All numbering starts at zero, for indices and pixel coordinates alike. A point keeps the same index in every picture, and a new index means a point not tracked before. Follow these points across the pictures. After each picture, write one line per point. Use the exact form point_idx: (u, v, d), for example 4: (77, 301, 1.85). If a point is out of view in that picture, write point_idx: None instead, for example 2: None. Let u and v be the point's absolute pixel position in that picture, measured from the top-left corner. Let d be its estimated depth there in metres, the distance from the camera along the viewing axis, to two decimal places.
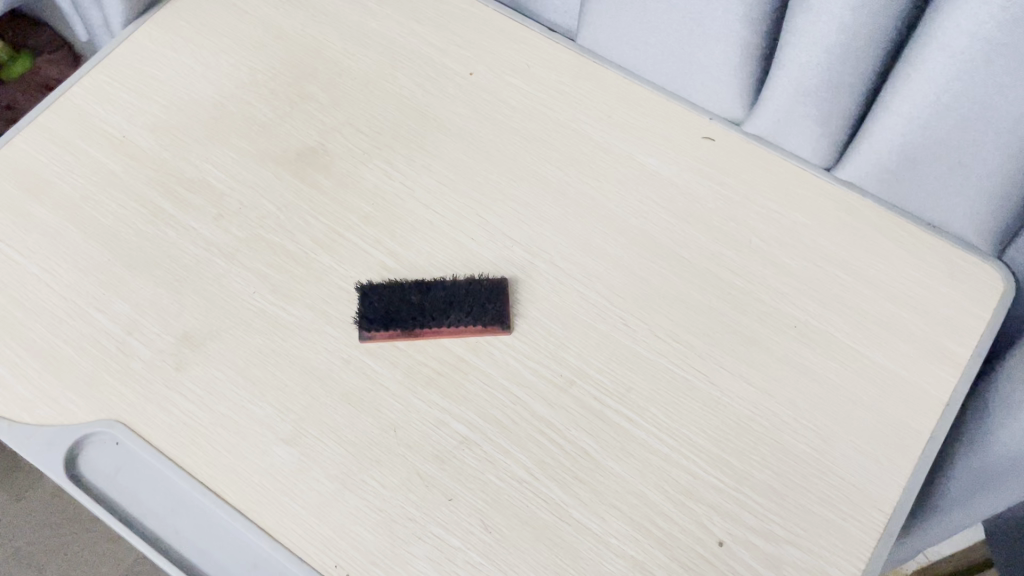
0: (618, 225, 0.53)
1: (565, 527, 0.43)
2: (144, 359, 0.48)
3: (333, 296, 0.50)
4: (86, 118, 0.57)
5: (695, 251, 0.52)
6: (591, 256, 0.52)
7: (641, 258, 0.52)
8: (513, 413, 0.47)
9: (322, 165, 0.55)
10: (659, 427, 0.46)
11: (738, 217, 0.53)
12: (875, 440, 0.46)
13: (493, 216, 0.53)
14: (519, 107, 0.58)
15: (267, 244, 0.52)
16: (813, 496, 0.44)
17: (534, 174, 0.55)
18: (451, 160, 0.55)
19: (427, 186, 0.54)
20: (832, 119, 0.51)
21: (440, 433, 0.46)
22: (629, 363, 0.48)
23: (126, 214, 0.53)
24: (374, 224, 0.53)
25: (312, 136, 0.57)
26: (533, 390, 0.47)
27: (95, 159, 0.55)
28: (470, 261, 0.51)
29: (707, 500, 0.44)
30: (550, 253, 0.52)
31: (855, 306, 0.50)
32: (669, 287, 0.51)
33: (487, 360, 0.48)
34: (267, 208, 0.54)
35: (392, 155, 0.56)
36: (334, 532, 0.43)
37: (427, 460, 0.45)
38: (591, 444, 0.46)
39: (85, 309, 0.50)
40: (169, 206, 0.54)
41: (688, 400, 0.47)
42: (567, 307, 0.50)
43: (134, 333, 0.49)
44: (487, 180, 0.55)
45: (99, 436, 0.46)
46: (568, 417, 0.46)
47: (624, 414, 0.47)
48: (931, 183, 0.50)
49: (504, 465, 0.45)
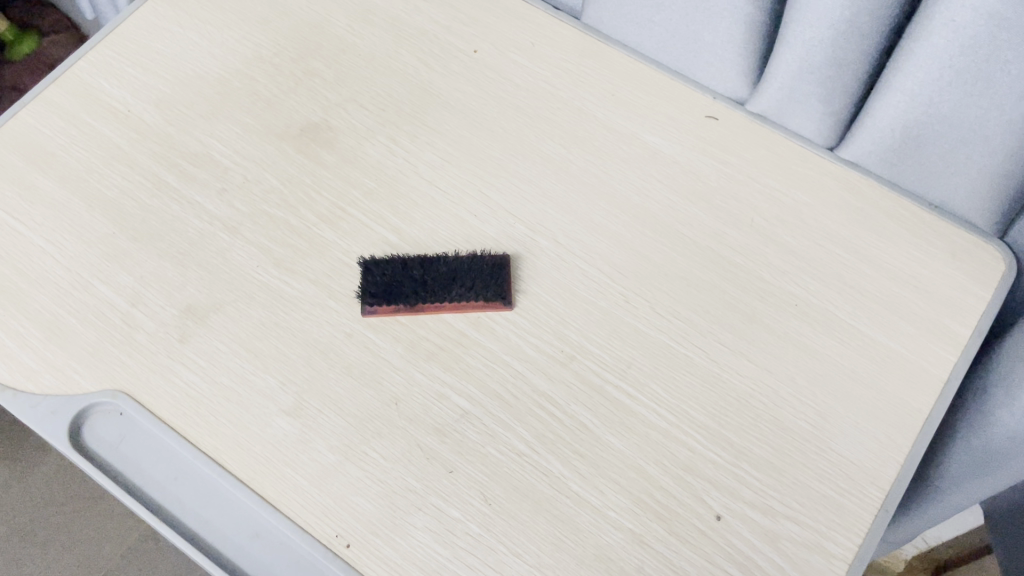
0: (620, 201, 0.52)
1: (564, 500, 0.44)
2: (148, 331, 0.49)
3: (336, 271, 0.50)
4: (91, 92, 0.57)
5: (697, 229, 0.51)
6: (594, 233, 0.51)
7: (644, 235, 0.51)
8: (514, 387, 0.47)
9: (325, 140, 0.55)
10: (658, 402, 0.47)
11: (741, 194, 0.53)
12: (872, 417, 0.46)
13: (495, 192, 0.53)
14: (523, 85, 0.57)
15: (270, 218, 0.52)
16: (810, 472, 0.45)
17: (536, 151, 0.54)
18: (454, 137, 0.55)
19: (430, 163, 0.54)
20: (835, 98, 0.51)
21: (441, 406, 0.46)
22: (629, 338, 0.48)
23: (129, 187, 0.53)
24: (377, 200, 0.53)
25: (315, 110, 0.57)
26: (534, 365, 0.48)
27: (100, 132, 0.55)
28: (471, 236, 0.51)
29: (705, 475, 0.45)
30: (552, 229, 0.51)
31: (857, 285, 0.50)
32: (671, 265, 0.50)
33: (488, 336, 0.49)
34: (271, 182, 0.54)
35: (396, 131, 0.55)
36: (336, 503, 0.44)
37: (428, 433, 0.46)
38: (591, 418, 0.46)
39: (89, 281, 0.50)
40: (173, 179, 0.54)
41: (688, 375, 0.47)
42: (568, 283, 0.50)
43: (138, 304, 0.50)
44: (490, 157, 0.54)
45: (103, 407, 0.47)
46: (568, 391, 0.47)
47: (623, 390, 0.47)
48: (932, 163, 0.50)
49: (505, 438, 0.46)
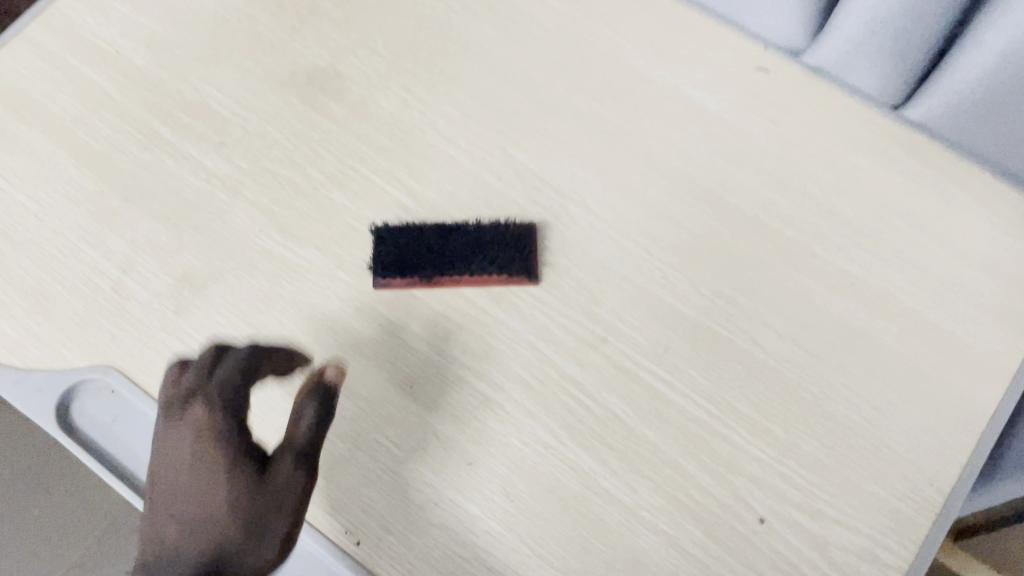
0: (659, 164, 0.47)
1: (594, 497, 0.41)
2: (141, 301, 0.45)
3: (345, 237, 0.46)
4: (75, 30, 0.52)
5: (744, 197, 0.46)
6: (630, 201, 0.46)
7: (684, 204, 0.46)
8: (539, 371, 0.43)
9: (333, 89, 0.50)
10: (698, 391, 0.43)
11: (794, 158, 0.47)
12: (933, 412, 0.42)
13: (520, 152, 0.48)
14: (551, 30, 0.51)
15: (273, 176, 0.47)
16: (863, 472, 0.41)
17: (567, 106, 0.49)
18: (476, 88, 0.49)
19: (449, 118, 0.49)
20: (908, 53, 0.44)
21: (460, 391, 0.43)
22: (667, 320, 0.44)
23: (118, 138, 0.49)
24: (390, 158, 0.48)
25: (321, 54, 0.51)
26: (562, 347, 0.44)
27: (86, 76, 0.50)
28: (495, 202, 0.46)
29: (748, 473, 0.41)
30: (583, 195, 0.47)
31: (922, 264, 0.45)
32: (714, 237, 0.46)
33: (511, 313, 0.44)
34: (274, 136, 0.49)
35: (412, 81, 0.50)
36: (345, 496, 0.41)
37: (445, 420, 0.42)
38: (624, 409, 0.42)
39: (76, 244, 0.46)
40: (166, 131, 0.49)
41: (731, 363, 0.43)
42: (600, 256, 0.45)
43: (130, 271, 0.45)
44: (516, 111, 0.49)
45: (93, 384, 0.44)
46: (599, 378, 0.43)
47: (659, 376, 0.43)
48: (1014, 132, 0.44)
49: (529, 428, 0.42)
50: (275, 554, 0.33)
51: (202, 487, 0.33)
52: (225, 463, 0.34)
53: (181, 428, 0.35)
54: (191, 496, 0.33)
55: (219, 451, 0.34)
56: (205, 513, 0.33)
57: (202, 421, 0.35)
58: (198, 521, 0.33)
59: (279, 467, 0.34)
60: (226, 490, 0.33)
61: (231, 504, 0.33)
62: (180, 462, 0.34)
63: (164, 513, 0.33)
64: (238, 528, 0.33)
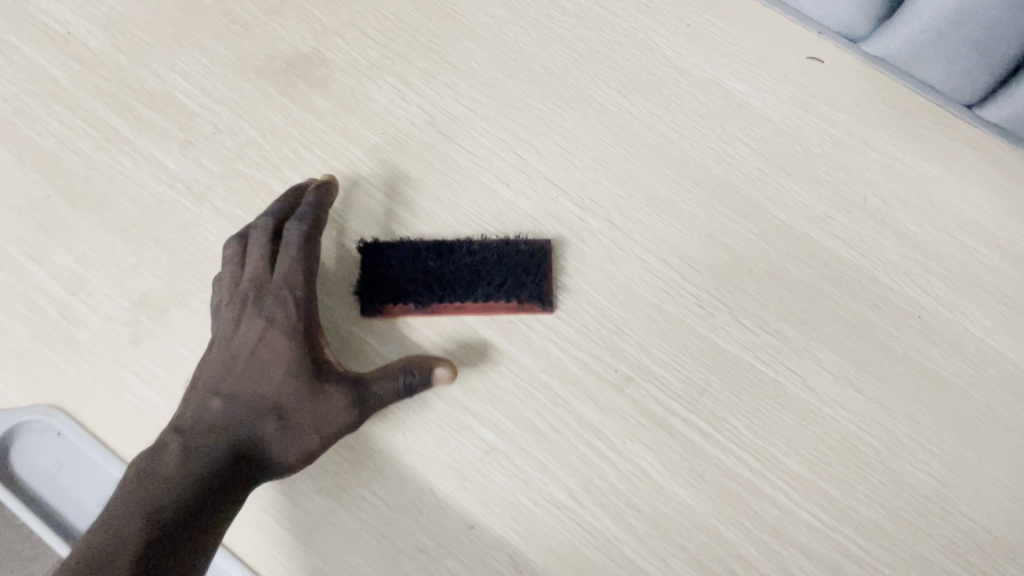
0: (695, 172, 0.41)
1: (616, 569, 0.35)
2: (91, 328, 0.39)
3: (329, 254, 0.39)
4: (21, 6, 0.45)
5: (794, 211, 0.40)
6: (661, 214, 0.40)
7: (725, 218, 0.40)
8: (554, 417, 0.37)
9: (317, 78, 0.43)
10: (739, 443, 0.37)
11: (851, 165, 0.40)
12: (1011, 470, 0.36)
13: (533, 155, 0.41)
14: (571, 10, 0.44)
15: (247, 181, 0.41)
16: (933, 542, 0.35)
17: (589, 101, 0.42)
18: (483, 78, 0.43)
19: (451, 113, 0.42)
20: (997, 49, 0.35)
21: (460, 439, 0.37)
22: (704, 357, 0.38)
23: (67, 134, 0.42)
24: (382, 161, 0.41)
25: (303, 36, 0.44)
26: (580, 388, 0.37)
27: (32, 61, 0.43)
28: (503, 215, 0.40)
29: (797, 542, 0.35)
30: (606, 207, 0.40)
31: (1001, 293, 0.38)
32: (759, 259, 0.39)
33: (522, 347, 0.38)
34: (248, 133, 0.42)
35: (408, 69, 0.43)
36: (326, 565, 0.35)
37: (444, 474, 0.36)
38: (652, 463, 0.36)
39: (19, 260, 0.40)
40: (124, 127, 0.42)
41: (778, 410, 0.37)
42: (625, 280, 0.39)
43: (80, 292, 0.39)
44: (528, 107, 0.42)
45: (37, 426, 0.37)
46: (624, 426, 0.37)
47: (694, 425, 0.37)
48: None
49: (541, 485, 0.36)
50: (295, 460, 0.34)
51: (262, 378, 0.35)
52: (284, 365, 0.35)
53: (252, 317, 0.36)
54: (246, 385, 0.34)
55: (281, 354, 0.35)
56: (255, 404, 0.34)
57: (279, 313, 0.36)
58: (246, 406, 0.34)
59: (328, 393, 0.35)
60: (277, 389, 0.34)
61: (282, 401, 0.34)
62: (244, 345, 0.35)
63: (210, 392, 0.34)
64: (280, 419, 0.34)
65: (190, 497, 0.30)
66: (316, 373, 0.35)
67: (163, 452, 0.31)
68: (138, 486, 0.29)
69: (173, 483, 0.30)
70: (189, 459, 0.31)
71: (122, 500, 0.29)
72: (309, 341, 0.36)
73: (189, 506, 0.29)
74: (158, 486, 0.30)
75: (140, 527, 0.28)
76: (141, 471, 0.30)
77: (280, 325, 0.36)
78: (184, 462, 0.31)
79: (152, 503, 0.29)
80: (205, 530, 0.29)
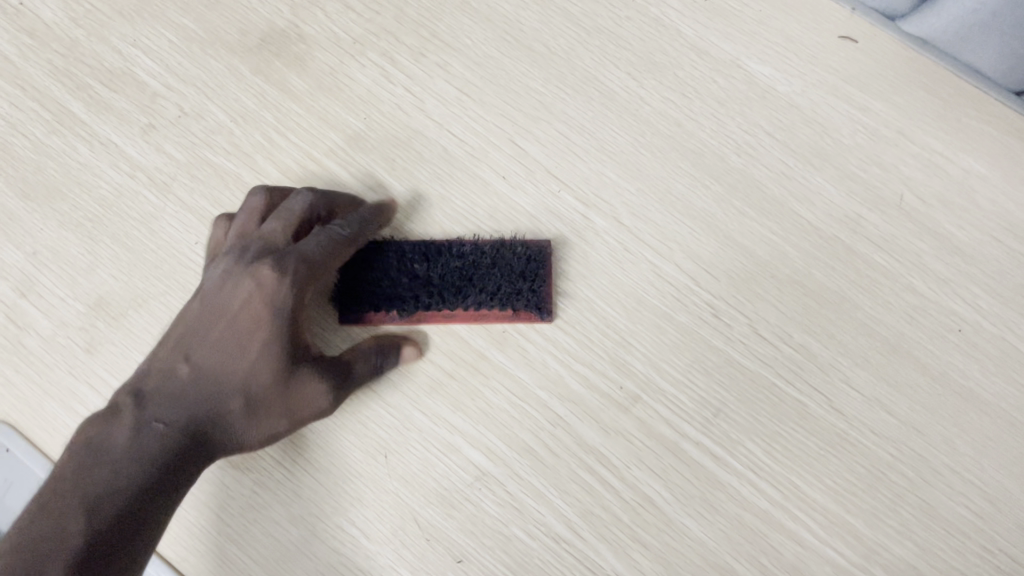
0: (712, 165, 0.36)
1: None
2: (41, 334, 0.35)
3: None
4: None
5: (821, 211, 0.36)
6: (674, 214, 0.36)
7: (745, 218, 0.36)
8: (552, 440, 0.34)
9: (294, 56, 0.38)
10: (756, 470, 0.33)
11: (886, 159, 0.36)
12: None
13: (533, 145, 0.37)
14: None
15: (215, 172, 0.37)
16: None
17: (595, 83, 0.38)
18: (477, 57, 0.38)
19: (442, 97, 0.38)
20: None
21: (448, 463, 0.33)
22: (719, 374, 0.34)
23: (17, 116, 0.38)
24: (366, 150, 0.37)
25: (274, 6, 0.39)
26: (582, 408, 0.34)
27: None
28: (499, 211, 0.36)
29: None
30: (613, 203, 0.36)
31: None
32: (781, 264, 0.35)
33: (518, 360, 0.34)
34: (216, 117, 0.38)
35: (394, 46, 0.38)
36: None
37: (430, 502, 0.33)
38: (660, 491, 0.33)
39: None
40: (80, 109, 0.38)
41: (800, 433, 0.34)
42: (633, 287, 0.35)
43: (29, 294, 0.36)
44: (528, 89, 0.38)
45: None
46: (629, 450, 0.33)
47: (707, 449, 0.33)
48: None
49: (537, 515, 0.33)
50: (257, 441, 0.31)
51: (234, 351, 0.30)
52: (261, 340, 0.30)
53: (237, 274, 0.31)
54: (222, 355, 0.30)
55: (260, 327, 0.30)
56: (220, 381, 0.30)
57: (269, 278, 0.31)
58: (216, 381, 0.30)
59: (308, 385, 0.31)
60: (255, 369, 0.30)
61: (256, 383, 0.30)
62: (230, 304, 0.31)
63: (173, 353, 0.30)
64: (247, 403, 0.30)
65: (135, 493, 0.26)
66: (294, 351, 0.31)
67: (110, 427, 0.28)
68: (80, 473, 0.26)
69: (117, 473, 0.26)
70: (140, 441, 0.28)
71: (60, 488, 0.26)
72: (298, 316, 0.31)
73: (134, 503, 0.26)
74: (104, 471, 0.27)
75: (81, 530, 0.25)
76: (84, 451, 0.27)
77: (268, 294, 0.31)
78: (138, 448, 0.27)
79: (94, 497, 0.26)
80: (151, 530, 0.26)
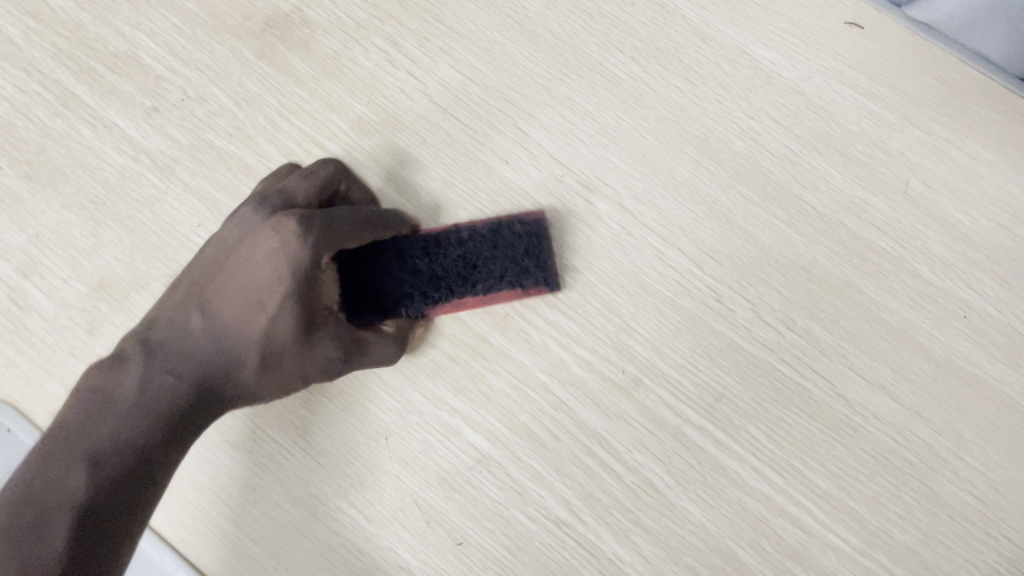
0: (717, 150, 0.36)
1: None
2: (44, 315, 0.36)
3: None
4: None
5: (827, 196, 0.35)
6: (678, 199, 0.36)
7: (749, 204, 0.36)
8: (553, 424, 0.34)
9: (297, 40, 0.38)
10: (758, 455, 0.33)
11: (893, 146, 0.36)
12: None
13: (536, 130, 0.37)
14: None
15: (218, 155, 0.37)
16: (965, 568, 0.32)
17: (599, 67, 0.37)
18: (481, 41, 0.38)
19: (445, 81, 0.37)
20: None
21: (449, 446, 0.34)
22: (721, 359, 0.34)
23: (21, 99, 0.38)
24: (369, 134, 0.37)
25: None
26: (583, 392, 0.34)
27: None
28: (502, 196, 0.36)
29: (817, 565, 0.32)
30: (617, 188, 0.36)
31: None
32: (785, 250, 0.35)
33: (520, 345, 0.34)
34: (219, 101, 0.38)
35: (397, 30, 0.38)
36: None
37: (430, 484, 0.33)
38: (660, 476, 0.33)
39: None
40: (83, 92, 0.38)
41: (803, 419, 0.33)
42: (636, 272, 0.35)
43: (33, 275, 0.36)
44: (532, 74, 0.37)
45: None
46: (630, 434, 0.33)
47: (708, 434, 0.33)
48: None
49: (537, 498, 0.33)
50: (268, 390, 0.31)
51: (253, 307, 0.30)
52: (278, 299, 0.30)
53: (266, 227, 0.31)
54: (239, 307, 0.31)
55: (278, 284, 0.30)
56: (240, 332, 0.31)
57: (290, 239, 0.30)
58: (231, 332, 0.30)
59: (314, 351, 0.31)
60: (267, 325, 0.30)
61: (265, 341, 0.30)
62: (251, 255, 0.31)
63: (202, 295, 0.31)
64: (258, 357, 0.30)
65: (135, 448, 0.28)
66: (311, 315, 0.30)
67: (128, 370, 0.29)
68: (92, 417, 0.28)
69: (119, 426, 0.28)
70: (151, 390, 0.29)
71: (69, 431, 0.28)
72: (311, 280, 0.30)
73: (136, 457, 0.28)
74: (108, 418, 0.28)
75: (82, 484, 0.27)
76: (100, 394, 0.29)
77: (285, 254, 0.30)
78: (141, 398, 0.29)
79: (99, 449, 0.27)
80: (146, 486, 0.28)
